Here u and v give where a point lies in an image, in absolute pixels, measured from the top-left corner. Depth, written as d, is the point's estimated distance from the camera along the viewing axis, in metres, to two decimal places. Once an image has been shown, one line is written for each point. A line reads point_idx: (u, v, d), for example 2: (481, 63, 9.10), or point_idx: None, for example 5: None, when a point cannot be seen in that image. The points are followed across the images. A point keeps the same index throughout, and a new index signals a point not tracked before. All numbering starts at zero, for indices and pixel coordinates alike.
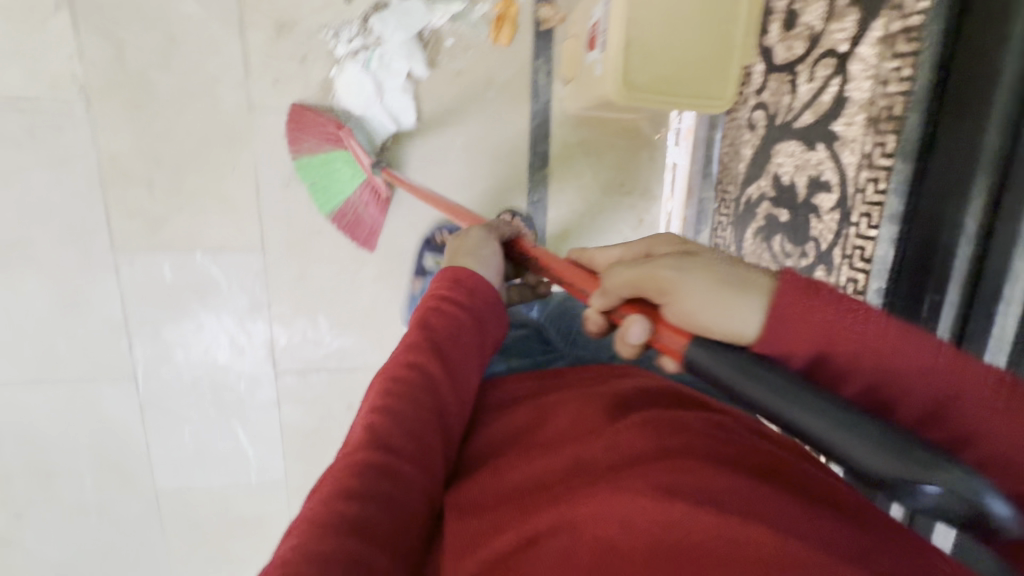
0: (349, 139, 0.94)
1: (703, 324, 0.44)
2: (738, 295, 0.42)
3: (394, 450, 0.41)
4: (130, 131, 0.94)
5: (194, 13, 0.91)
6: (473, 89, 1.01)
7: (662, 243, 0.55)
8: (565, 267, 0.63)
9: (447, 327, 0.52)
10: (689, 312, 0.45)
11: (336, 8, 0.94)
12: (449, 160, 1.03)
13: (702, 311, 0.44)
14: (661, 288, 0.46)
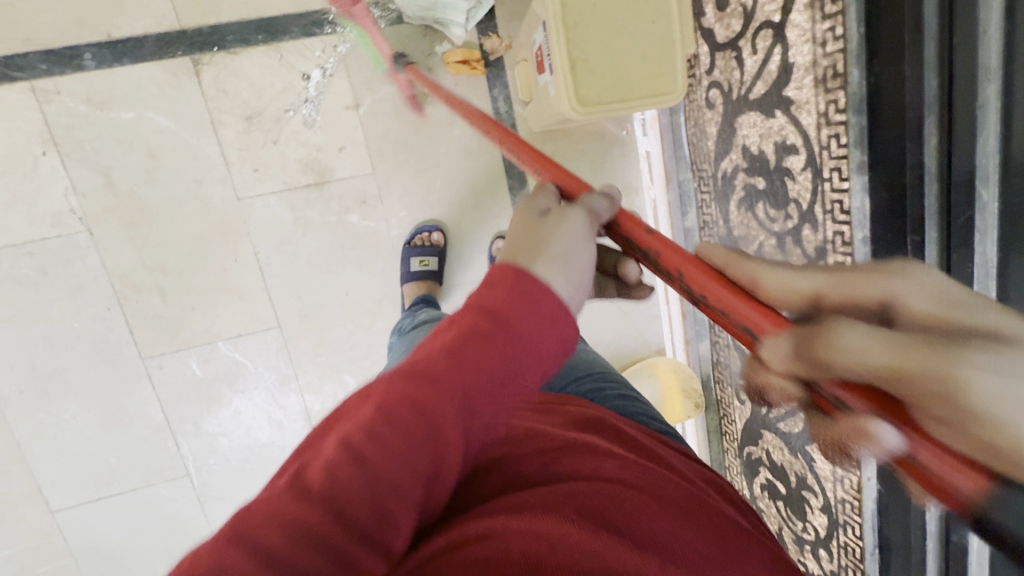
0: (364, 13, 0.93)
1: (991, 436, 0.25)
2: None
3: (381, 437, 0.31)
4: (133, 247, 0.99)
5: (168, 125, 0.96)
6: (440, 131, 1.05)
7: (867, 282, 0.33)
8: (713, 288, 0.41)
9: (509, 308, 0.38)
10: (998, 424, 0.25)
11: (295, 89, 0.99)
12: (433, 202, 1.07)
13: (994, 409, 0.25)
14: (899, 373, 0.27)
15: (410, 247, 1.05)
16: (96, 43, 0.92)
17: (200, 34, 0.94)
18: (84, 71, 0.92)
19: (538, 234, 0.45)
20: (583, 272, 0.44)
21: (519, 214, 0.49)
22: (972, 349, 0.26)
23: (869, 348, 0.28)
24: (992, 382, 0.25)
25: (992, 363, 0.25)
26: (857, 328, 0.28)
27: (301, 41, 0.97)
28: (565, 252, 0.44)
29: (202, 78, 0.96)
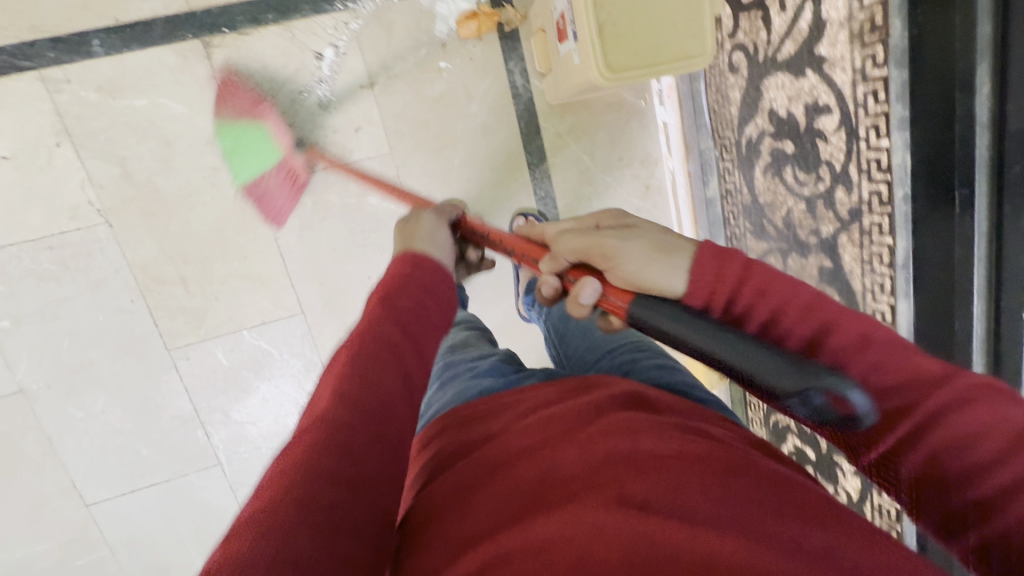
0: (268, 112, 0.92)
1: (645, 281, 0.48)
2: (667, 257, 0.48)
3: (337, 469, 0.36)
4: (153, 237, 0.98)
5: (181, 112, 0.94)
6: (457, 107, 1.03)
7: (610, 216, 0.55)
8: (518, 241, 0.66)
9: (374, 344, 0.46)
10: (642, 272, 0.49)
11: (309, 69, 0.97)
12: (452, 181, 1.06)
13: (645, 269, 0.48)
14: (606, 254, 0.50)
15: None
16: (104, 29, 0.90)
17: (209, 15, 0.92)
18: (93, 58, 0.90)
19: (415, 232, 0.68)
20: (451, 248, 0.68)
21: (399, 225, 0.71)
22: (632, 235, 0.50)
23: (573, 245, 0.53)
24: (634, 256, 0.49)
25: (627, 241, 0.49)
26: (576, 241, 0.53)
27: (312, 19, 0.95)
28: (441, 241, 0.67)
29: (213, 61, 0.93)
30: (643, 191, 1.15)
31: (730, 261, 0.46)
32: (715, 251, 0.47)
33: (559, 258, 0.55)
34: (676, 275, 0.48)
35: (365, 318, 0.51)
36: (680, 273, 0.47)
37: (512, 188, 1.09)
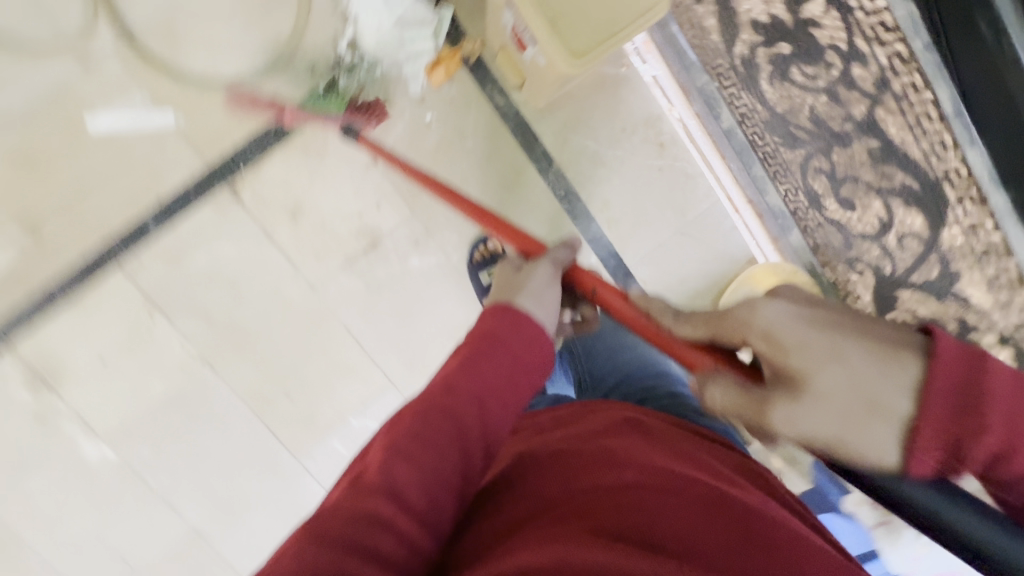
0: None
1: (838, 440, 0.51)
2: (865, 419, 0.49)
3: (394, 490, 0.49)
4: (249, 365, 1.09)
5: (233, 251, 1.04)
6: (456, 149, 1.08)
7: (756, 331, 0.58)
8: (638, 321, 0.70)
9: (474, 377, 0.57)
10: (810, 438, 0.53)
11: (320, 171, 1.05)
12: (476, 214, 1.10)
13: (849, 437, 0.50)
14: (762, 415, 0.56)
15: (474, 264, 1.09)
16: (151, 209, 1.01)
17: (225, 161, 1.02)
18: (154, 236, 1.01)
19: (523, 276, 0.72)
20: (551, 302, 0.69)
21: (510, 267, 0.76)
22: (802, 401, 0.53)
23: (729, 402, 0.60)
24: (826, 427, 0.52)
25: (803, 418, 0.53)
26: (783, 413, 0.54)
27: (307, 128, 1.03)
28: (547, 298, 0.69)
29: (242, 198, 1.03)
30: (658, 149, 1.13)
31: (947, 379, 0.46)
32: (961, 369, 0.46)
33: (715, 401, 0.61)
34: (889, 448, 0.48)
35: (442, 379, 0.58)
36: (892, 448, 0.48)
37: (533, 198, 1.11)
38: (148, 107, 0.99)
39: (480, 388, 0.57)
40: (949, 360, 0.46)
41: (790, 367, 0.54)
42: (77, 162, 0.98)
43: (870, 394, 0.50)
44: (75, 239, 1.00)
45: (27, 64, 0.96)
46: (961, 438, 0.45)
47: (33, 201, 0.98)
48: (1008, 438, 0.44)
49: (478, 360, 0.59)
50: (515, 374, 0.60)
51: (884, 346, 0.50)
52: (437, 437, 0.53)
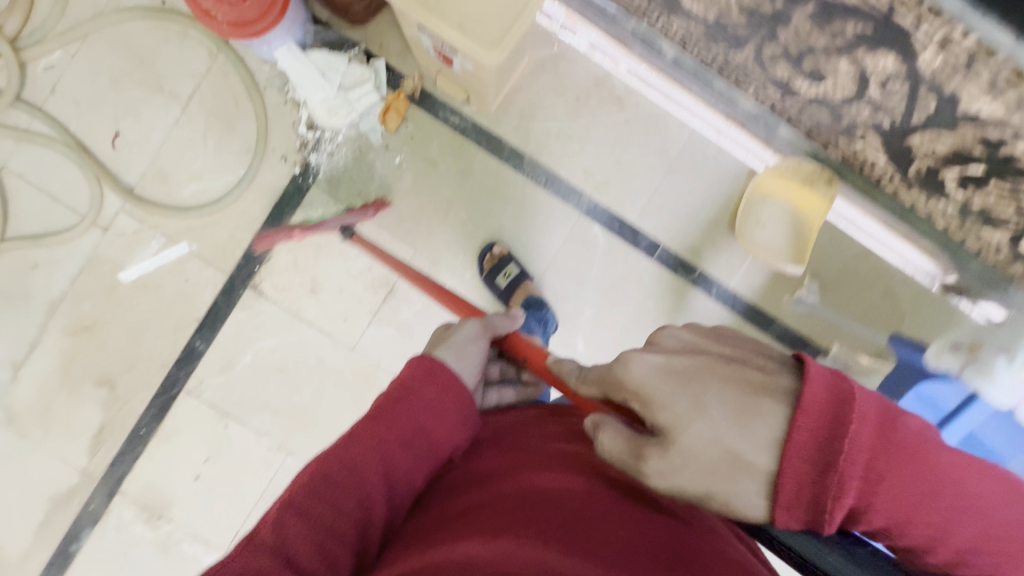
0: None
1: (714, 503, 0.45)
2: (734, 476, 0.45)
3: (302, 536, 0.55)
4: (321, 440, 1.13)
5: (274, 342, 1.12)
6: (433, 178, 1.13)
7: (627, 382, 0.50)
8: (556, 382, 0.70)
9: (385, 420, 0.61)
10: (682, 491, 0.46)
11: (322, 243, 1.12)
12: (473, 228, 1.14)
13: (721, 499, 0.45)
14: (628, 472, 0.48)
15: (485, 273, 1.13)
16: (195, 330, 1.11)
17: (241, 266, 1.11)
18: (204, 354, 1.11)
19: (450, 337, 0.74)
20: (471, 358, 0.72)
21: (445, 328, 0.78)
22: (672, 453, 0.46)
23: (614, 452, 0.49)
24: (698, 480, 0.46)
25: (673, 476, 0.46)
26: (653, 471, 0.46)
27: (299, 210, 1.11)
28: (466, 358, 0.72)
29: (265, 292, 1.11)
30: (618, 105, 1.15)
31: (867, 435, 0.42)
32: (880, 425, 0.43)
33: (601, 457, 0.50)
34: (759, 503, 0.44)
35: (359, 422, 0.62)
36: (764, 501, 0.44)
37: (520, 193, 1.14)
38: (165, 244, 1.10)
39: (388, 433, 0.60)
40: (866, 412, 0.43)
41: (655, 420, 0.48)
42: (124, 312, 1.10)
43: (730, 445, 0.45)
44: (145, 378, 1.10)
45: (64, 246, 1.10)
46: (830, 493, 0.42)
47: (102, 358, 1.10)
48: (871, 479, 0.42)
49: (383, 418, 0.61)
50: (423, 420, 0.62)
51: (765, 404, 0.45)
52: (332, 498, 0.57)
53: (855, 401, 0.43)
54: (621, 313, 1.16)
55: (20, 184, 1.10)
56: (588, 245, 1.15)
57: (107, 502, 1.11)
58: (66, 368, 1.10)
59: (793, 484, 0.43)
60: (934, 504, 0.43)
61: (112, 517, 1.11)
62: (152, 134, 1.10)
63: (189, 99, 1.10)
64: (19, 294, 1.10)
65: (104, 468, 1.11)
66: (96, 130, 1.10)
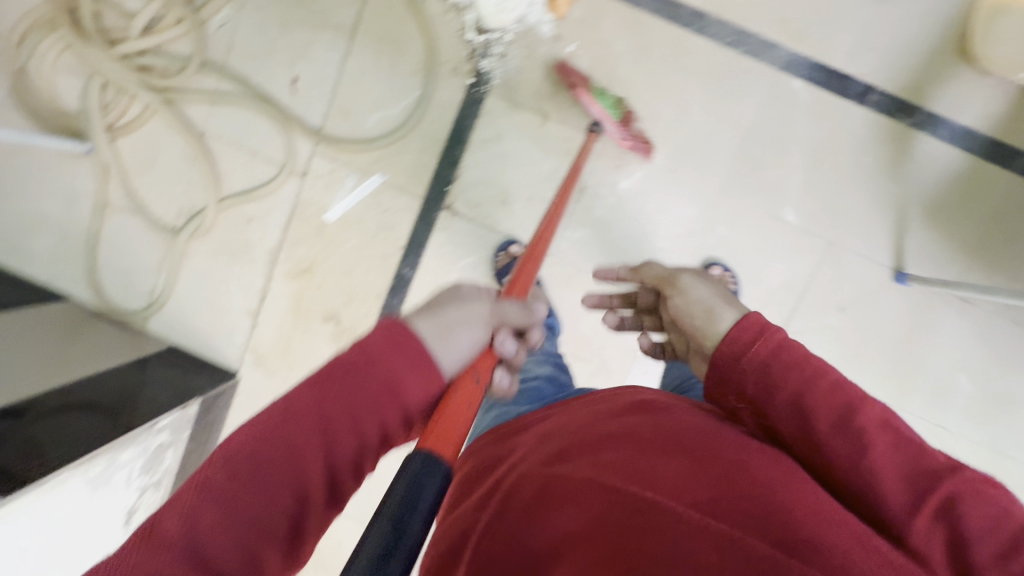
0: None
1: (695, 323, 0.67)
2: (699, 317, 0.66)
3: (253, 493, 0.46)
4: None
5: (475, 259, 1.14)
6: (608, 62, 1.06)
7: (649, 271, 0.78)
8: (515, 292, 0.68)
9: (352, 378, 0.51)
10: (695, 321, 0.67)
11: (506, 152, 1.10)
12: (657, 108, 1.07)
13: (701, 316, 0.66)
14: (671, 290, 0.72)
15: (498, 271, 1.11)
16: (402, 257, 1.15)
17: (433, 188, 1.12)
18: (413, 279, 1.16)
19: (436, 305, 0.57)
20: (451, 332, 0.55)
21: (442, 298, 0.58)
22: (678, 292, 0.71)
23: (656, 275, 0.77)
24: (704, 296, 0.69)
25: (682, 301, 0.70)
26: (677, 300, 0.70)
27: (479, 121, 1.09)
28: (442, 319, 0.55)
29: (460, 210, 1.13)
30: None
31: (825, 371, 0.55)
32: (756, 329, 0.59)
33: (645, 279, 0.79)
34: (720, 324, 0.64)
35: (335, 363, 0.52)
36: (705, 313, 0.66)
37: (704, 59, 1.05)
38: (360, 179, 1.14)
39: (348, 394, 0.50)
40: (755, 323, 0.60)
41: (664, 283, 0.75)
42: (335, 251, 1.17)
43: (706, 306, 0.67)
44: (364, 308, 1.18)
45: (270, 198, 1.17)
46: (817, 395, 0.54)
47: (324, 295, 1.18)
48: (846, 414, 0.52)
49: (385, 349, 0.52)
50: (376, 410, 0.50)
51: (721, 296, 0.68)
52: (344, 391, 0.50)
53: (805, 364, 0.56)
54: (832, 173, 1.07)
55: (220, 145, 1.16)
56: (789, 103, 1.05)
57: None
58: (296, 308, 1.20)
59: (717, 390, 0.60)
60: (893, 469, 0.49)
61: None
62: (325, 72, 1.12)
63: (354, 28, 1.09)
64: (241, 248, 1.20)
65: None
66: (275, 78, 1.13)
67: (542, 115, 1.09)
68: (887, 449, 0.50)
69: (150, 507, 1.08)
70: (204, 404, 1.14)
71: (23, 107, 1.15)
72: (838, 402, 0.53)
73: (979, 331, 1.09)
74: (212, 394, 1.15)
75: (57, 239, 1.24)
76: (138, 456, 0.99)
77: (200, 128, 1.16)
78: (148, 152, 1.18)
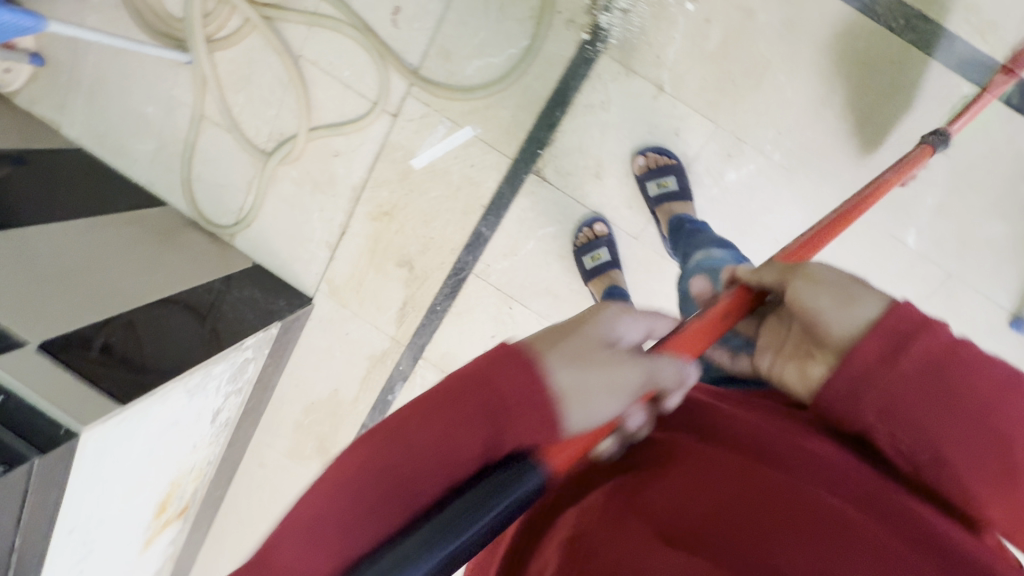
0: None
1: (819, 319, 0.49)
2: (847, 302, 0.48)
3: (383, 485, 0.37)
4: None
5: (556, 229, 1.11)
6: (746, 36, 0.93)
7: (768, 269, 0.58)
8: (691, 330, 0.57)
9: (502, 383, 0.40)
10: (827, 323, 0.49)
11: (609, 122, 1.02)
12: (790, 97, 0.94)
13: (827, 316, 0.49)
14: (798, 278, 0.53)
15: (577, 247, 1.08)
16: (482, 216, 1.13)
17: (525, 149, 1.07)
18: (491, 239, 1.14)
19: (579, 351, 0.44)
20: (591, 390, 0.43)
21: (594, 342, 0.45)
22: (812, 280, 0.51)
23: (772, 270, 0.57)
24: (830, 279, 0.51)
25: (815, 295, 0.50)
26: (806, 283, 0.51)
27: (586, 84, 1.01)
28: (585, 387, 0.42)
29: (549, 177, 1.08)
30: None
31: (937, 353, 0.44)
32: (910, 321, 0.45)
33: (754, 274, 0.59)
34: (860, 316, 0.47)
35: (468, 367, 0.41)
36: (851, 315, 0.48)
37: (861, 46, 0.90)
38: (452, 129, 1.09)
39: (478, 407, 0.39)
40: (904, 317, 0.46)
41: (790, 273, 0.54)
42: (417, 199, 1.15)
43: (840, 307, 0.49)
44: (438, 259, 1.19)
45: (359, 134, 1.15)
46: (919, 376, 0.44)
47: (401, 241, 1.19)
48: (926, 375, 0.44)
49: (544, 371, 0.41)
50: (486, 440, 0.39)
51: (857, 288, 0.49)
52: (500, 392, 0.39)
53: (930, 357, 0.44)
54: (976, 199, 0.94)
55: (315, 71, 1.13)
56: (950, 112, 0.91)
57: (413, 365, 1.28)
58: (373, 249, 1.22)
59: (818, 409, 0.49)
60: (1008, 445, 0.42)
61: (417, 377, 1.29)
62: (431, 6, 1.04)
63: None
64: (326, 180, 1.20)
65: (408, 336, 1.26)
66: (377, 7, 1.06)
67: (657, 86, 0.98)
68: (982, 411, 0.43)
69: (232, 407, 1.21)
70: (284, 325, 1.21)
71: (129, 6, 1.14)
72: (929, 373, 0.44)
73: None
74: (290, 317, 1.21)
75: (156, 143, 1.28)
76: (227, 369, 1.08)
77: (296, 50, 1.12)
78: (244, 68, 1.17)
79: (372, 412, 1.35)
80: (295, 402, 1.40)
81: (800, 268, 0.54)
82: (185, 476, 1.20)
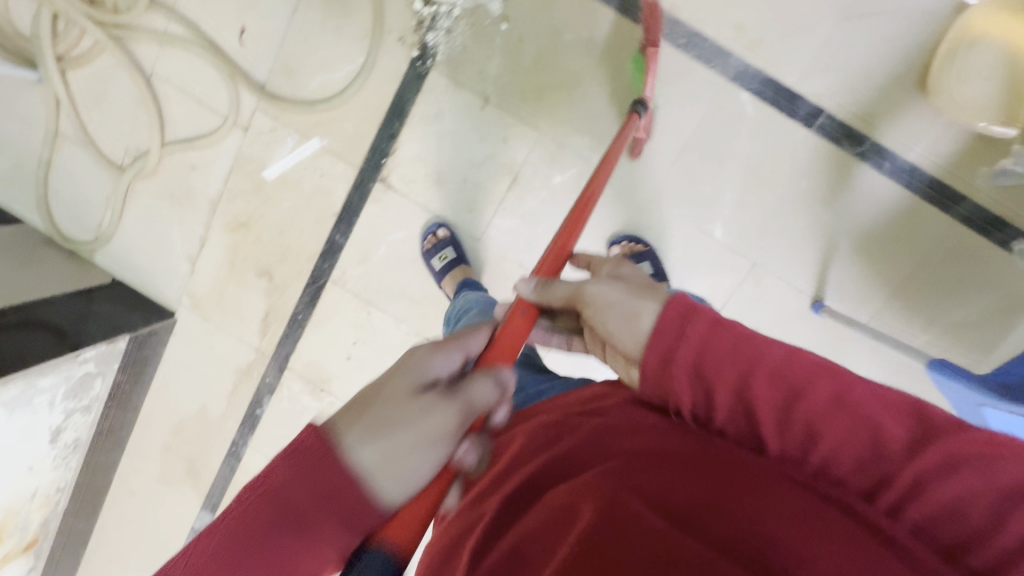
0: None
1: (606, 329, 0.54)
2: (635, 303, 0.54)
3: None
4: None
5: (405, 233, 1.15)
6: (555, 51, 1.03)
7: (563, 287, 0.62)
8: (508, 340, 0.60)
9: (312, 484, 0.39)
10: (608, 330, 0.54)
11: (445, 131, 1.09)
12: (600, 106, 1.04)
13: (611, 329, 0.54)
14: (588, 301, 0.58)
15: (425, 250, 1.13)
16: (335, 224, 1.17)
17: (369, 159, 1.12)
18: (345, 246, 1.17)
19: (380, 417, 0.42)
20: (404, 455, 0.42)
21: (396, 397, 0.44)
22: (607, 294, 0.56)
23: (565, 290, 0.61)
24: (612, 290, 0.56)
25: (605, 302, 0.55)
26: (600, 289, 0.57)
27: (419, 98, 1.08)
28: (391, 456, 0.41)
29: (394, 184, 1.13)
30: None
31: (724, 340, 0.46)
32: (680, 313, 0.49)
33: (557, 291, 0.62)
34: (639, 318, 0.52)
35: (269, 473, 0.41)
36: (635, 324, 0.52)
37: (653, 60, 1.01)
38: (300, 141, 1.14)
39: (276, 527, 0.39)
40: (676, 308, 0.49)
41: (582, 298, 0.59)
42: (272, 208, 1.18)
43: (620, 302, 0.54)
44: (297, 268, 1.21)
45: (213, 147, 1.18)
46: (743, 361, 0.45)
47: (259, 251, 1.21)
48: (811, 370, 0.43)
49: (342, 456, 0.40)
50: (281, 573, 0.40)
51: (645, 295, 0.54)
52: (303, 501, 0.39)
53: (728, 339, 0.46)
54: (769, 195, 1.04)
55: (167, 89, 1.16)
56: (735, 118, 1.01)
57: (279, 376, 1.28)
58: (232, 260, 1.23)
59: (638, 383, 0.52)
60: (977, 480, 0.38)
61: (284, 388, 1.28)
62: (273, 26, 1.09)
63: None
64: (183, 193, 1.22)
65: (273, 347, 1.26)
66: (222, 27, 1.11)
67: (482, 98, 1.06)
68: (841, 437, 0.41)
69: (79, 427, 1.16)
70: (137, 339, 1.19)
71: None
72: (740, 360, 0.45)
73: (893, 368, 1.09)
74: (145, 331, 1.20)
75: (13, 161, 1.27)
76: (60, 382, 1.05)
77: (148, 69, 1.16)
78: (99, 86, 1.19)
79: (241, 428, 1.33)
80: (162, 422, 1.36)
81: (581, 292, 0.59)
82: (24, 504, 1.13)
